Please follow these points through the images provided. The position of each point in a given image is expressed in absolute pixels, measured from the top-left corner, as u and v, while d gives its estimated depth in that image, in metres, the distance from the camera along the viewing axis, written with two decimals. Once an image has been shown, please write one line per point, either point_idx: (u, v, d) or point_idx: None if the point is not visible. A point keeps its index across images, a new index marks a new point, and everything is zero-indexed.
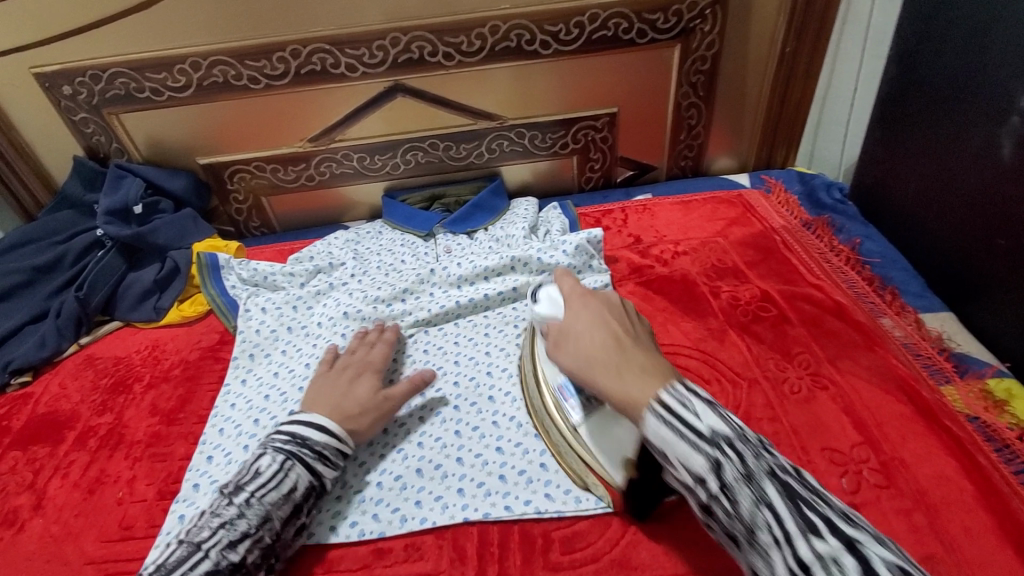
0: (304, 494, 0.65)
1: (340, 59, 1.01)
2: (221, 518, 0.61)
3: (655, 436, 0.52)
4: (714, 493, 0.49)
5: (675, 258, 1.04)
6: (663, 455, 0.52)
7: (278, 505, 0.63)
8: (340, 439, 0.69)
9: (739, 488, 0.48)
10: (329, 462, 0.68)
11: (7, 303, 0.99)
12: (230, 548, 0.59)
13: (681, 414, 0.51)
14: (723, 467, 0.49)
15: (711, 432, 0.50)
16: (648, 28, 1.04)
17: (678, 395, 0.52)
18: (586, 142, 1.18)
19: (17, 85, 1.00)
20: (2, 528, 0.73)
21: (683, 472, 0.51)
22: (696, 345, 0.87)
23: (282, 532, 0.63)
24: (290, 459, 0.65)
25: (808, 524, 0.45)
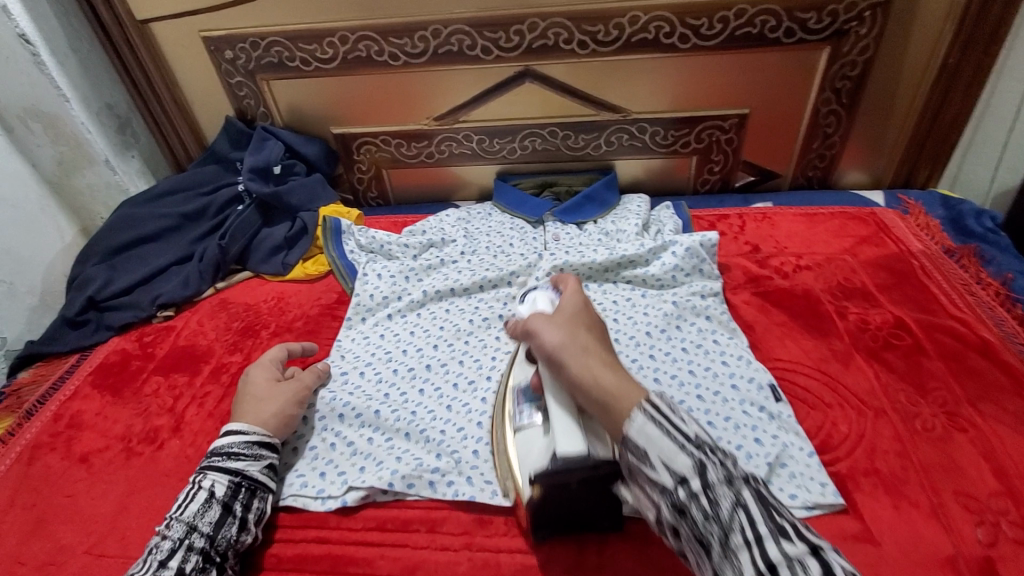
0: (228, 493, 0.66)
1: (477, 41, 1.03)
2: (155, 547, 0.62)
3: (639, 436, 0.49)
4: (694, 492, 0.46)
5: (798, 272, 0.98)
6: (644, 456, 0.48)
7: (201, 513, 0.63)
8: (247, 432, 0.69)
9: (721, 489, 0.45)
10: (243, 457, 0.68)
11: (158, 243, 1.09)
12: (161, 566, 0.59)
13: (670, 416, 0.49)
14: (708, 469, 0.46)
15: (695, 437, 0.48)
16: (797, 27, 0.99)
17: (667, 401, 0.51)
18: (710, 143, 1.14)
19: (188, 47, 1.11)
20: (144, 443, 0.80)
21: (663, 473, 0.47)
22: (818, 366, 0.82)
23: (218, 534, 0.63)
24: (204, 471, 0.67)
25: (777, 526, 0.43)
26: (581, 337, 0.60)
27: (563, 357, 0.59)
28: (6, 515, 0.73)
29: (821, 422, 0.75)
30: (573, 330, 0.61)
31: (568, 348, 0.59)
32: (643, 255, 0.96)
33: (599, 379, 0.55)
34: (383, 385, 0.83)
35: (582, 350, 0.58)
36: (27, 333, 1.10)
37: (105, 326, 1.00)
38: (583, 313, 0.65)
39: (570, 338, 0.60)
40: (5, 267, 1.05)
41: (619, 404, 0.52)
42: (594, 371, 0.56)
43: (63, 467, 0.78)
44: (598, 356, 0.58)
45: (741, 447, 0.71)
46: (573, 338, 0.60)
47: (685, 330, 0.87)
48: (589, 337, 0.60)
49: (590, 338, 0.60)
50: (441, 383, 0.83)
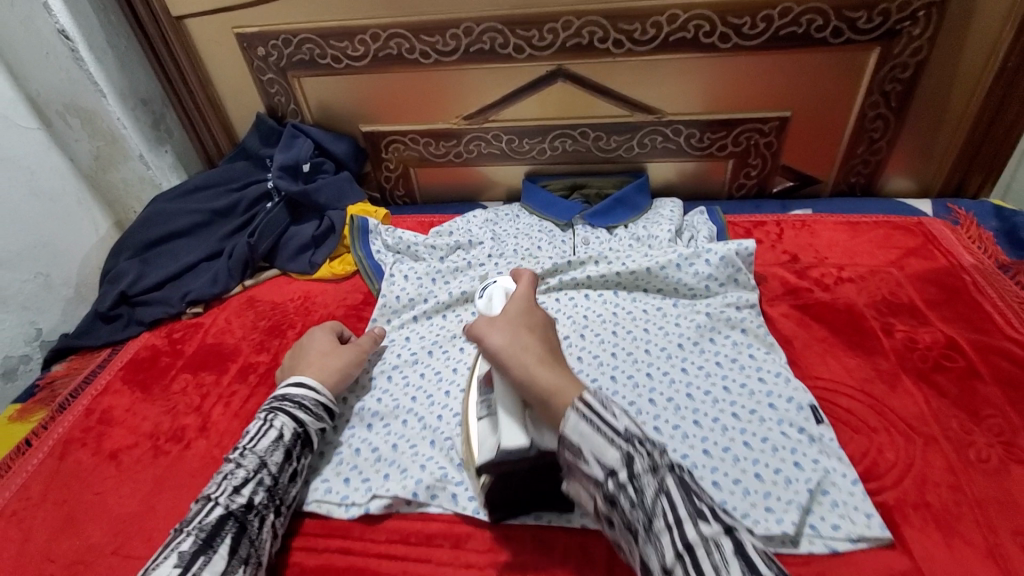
0: (292, 439, 0.69)
1: (509, 40, 1.01)
2: (226, 473, 0.65)
3: (573, 432, 0.51)
4: (622, 483, 0.49)
5: (839, 284, 0.94)
6: (578, 452, 0.51)
7: (271, 450, 0.67)
8: (316, 390, 0.74)
9: (646, 479, 0.48)
10: (310, 411, 0.73)
11: (188, 240, 1.10)
12: (236, 492, 0.63)
13: (600, 412, 0.51)
14: (634, 460, 0.49)
15: (625, 431, 0.50)
16: (847, 27, 0.94)
17: (600, 398, 0.52)
18: (748, 146, 1.10)
19: (220, 44, 1.11)
20: (172, 442, 0.81)
21: (595, 466, 0.50)
22: (860, 387, 0.78)
23: (280, 476, 0.67)
24: (275, 411, 0.70)
25: (696, 510, 0.46)
26: (522, 337, 0.60)
27: (504, 359, 0.59)
28: (39, 509, 0.74)
29: (865, 448, 0.72)
30: (517, 331, 0.60)
31: (508, 351, 0.59)
32: (675, 260, 0.92)
33: (539, 378, 0.56)
34: (411, 390, 0.82)
35: (522, 351, 0.58)
36: (61, 325, 1.12)
37: (136, 321, 1.01)
38: (526, 313, 0.64)
39: (512, 340, 0.59)
40: (41, 260, 1.07)
41: (557, 401, 0.54)
42: (533, 370, 0.56)
43: (94, 463, 0.79)
44: (537, 356, 0.58)
45: (780, 470, 0.68)
46: (514, 339, 0.60)
47: (719, 343, 0.84)
48: (530, 335, 0.60)
49: (532, 338, 0.60)
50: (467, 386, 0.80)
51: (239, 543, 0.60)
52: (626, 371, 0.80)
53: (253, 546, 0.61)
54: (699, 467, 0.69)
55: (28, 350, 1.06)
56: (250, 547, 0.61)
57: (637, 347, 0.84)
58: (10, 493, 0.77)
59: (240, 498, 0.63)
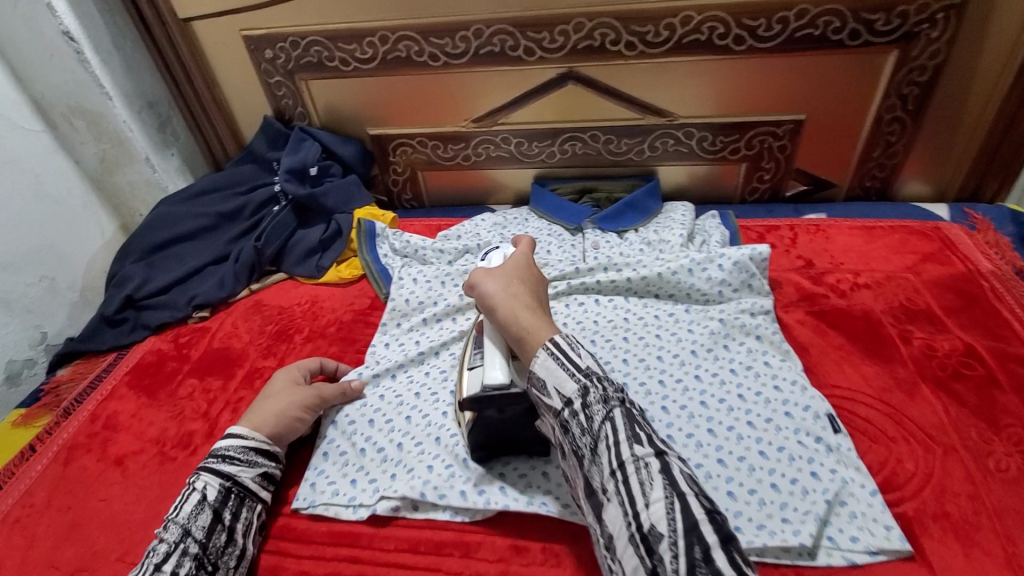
0: (218, 498, 0.65)
1: (520, 42, 1.00)
2: (149, 552, 0.60)
3: (540, 368, 0.59)
4: (575, 411, 0.56)
5: (855, 290, 0.92)
6: (542, 385, 0.58)
7: (195, 515, 0.63)
8: (246, 436, 0.70)
9: (596, 408, 0.56)
10: (237, 461, 0.68)
11: (194, 243, 1.09)
12: (156, 570, 0.58)
13: (566, 352, 0.59)
14: (589, 392, 0.56)
15: (585, 370, 0.58)
16: (864, 29, 0.92)
17: (568, 339, 0.61)
18: (761, 150, 1.08)
19: (228, 47, 1.10)
20: (177, 448, 0.79)
21: (555, 396, 0.58)
22: (879, 396, 0.77)
23: (210, 541, 0.62)
24: (196, 473, 0.66)
25: (634, 435, 0.54)
26: (513, 287, 0.68)
27: (493, 303, 0.66)
28: (43, 516, 0.73)
29: (884, 458, 0.70)
30: (510, 283, 0.69)
31: (499, 297, 0.67)
32: (687, 265, 0.90)
33: (520, 320, 0.63)
34: (414, 386, 0.81)
35: (511, 296, 0.66)
36: (67, 329, 1.12)
37: (142, 325, 1.00)
38: (521, 270, 0.72)
39: (503, 290, 0.67)
40: (47, 263, 1.07)
41: (531, 341, 0.61)
42: (517, 315, 0.64)
43: (98, 469, 0.78)
44: (524, 303, 0.66)
45: (796, 481, 0.67)
46: (505, 288, 0.68)
47: (733, 350, 0.82)
48: (522, 289, 0.68)
49: (522, 290, 0.68)
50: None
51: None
52: (638, 377, 0.79)
53: None
54: (714, 477, 0.68)
55: (33, 354, 1.05)
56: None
57: (650, 353, 0.82)
58: (13, 500, 0.76)
59: None
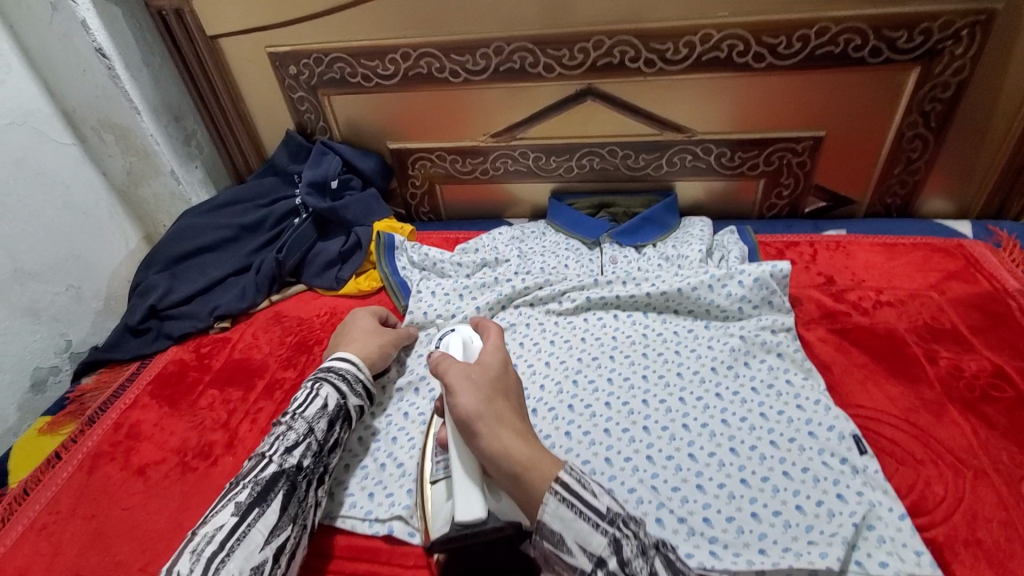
0: (336, 410, 0.70)
1: (540, 59, 1.01)
2: (276, 435, 0.67)
3: (554, 521, 0.50)
4: (612, 572, 0.47)
5: (878, 308, 0.91)
6: (561, 541, 0.50)
7: (318, 417, 0.68)
8: (359, 367, 0.76)
9: (637, 563, 0.48)
10: (351, 385, 0.74)
11: (216, 253, 1.10)
12: (287, 454, 0.65)
13: (582, 494, 0.51)
14: (622, 546, 0.49)
15: (608, 512, 0.50)
16: (886, 46, 0.92)
17: (582, 476, 0.52)
18: (780, 166, 1.08)
19: (253, 62, 1.13)
20: (199, 458, 0.80)
21: (581, 556, 0.49)
22: (905, 417, 0.76)
23: (325, 443, 0.68)
24: (318, 383, 0.71)
25: None
26: (496, 405, 0.59)
27: (475, 425, 0.57)
28: (67, 523, 0.74)
29: (911, 481, 0.69)
30: (492, 397, 0.60)
31: (480, 414, 0.58)
32: (707, 281, 0.90)
33: (511, 453, 0.55)
34: None
35: (495, 419, 0.58)
36: (91, 337, 1.13)
37: (164, 335, 1.01)
38: (500, 376, 0.63)
39: (486, 407, 0.58)
40: (73, 273, 1.09)
41: (534, 477, 0.53)
42: (507, 444, 0.56)
43: (121, 478, 0.79)
44: (510, 427, 0.58)
45: (822, 503, 0.65)
46: (487, 406, 0.58)
47: (754, 368, 0.82)
48: (504, 403, 0.60)
49: (505, 407, 0.60)
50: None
51: (289, 502, 0.62)
52: (658, 395, 0.79)
53: (299, 507, 0.63)
54: (738, 498, 0.67)
55: (58, 361, 1.07)
56: (298, 507, 0.63)
57: (669, 370, 0.82)
58: (39, 507, 0.77)
59: (290, 460, 0.64)
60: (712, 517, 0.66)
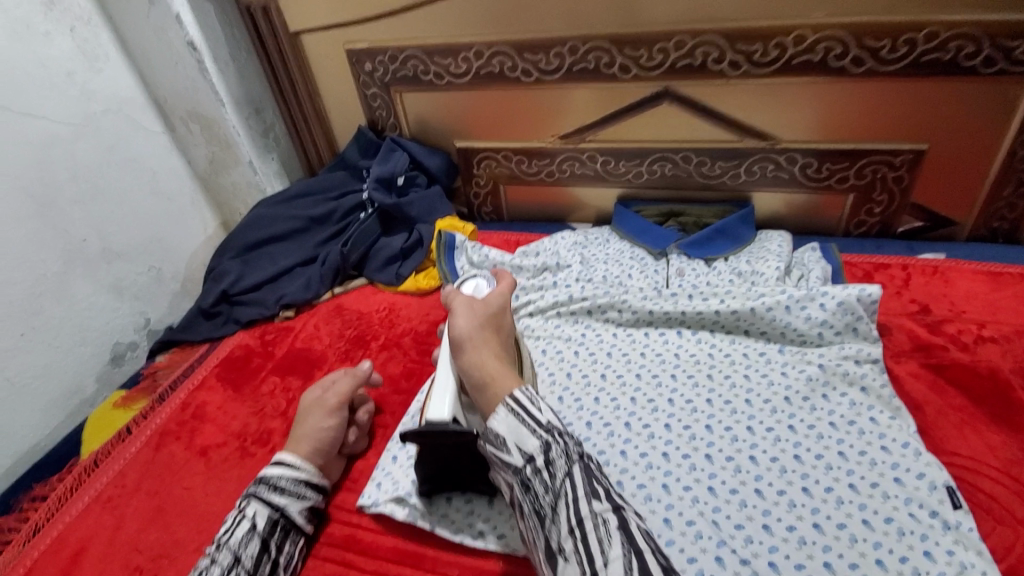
0: (267, 528, 0.65)
1: (616, 59, 0.97)
2: (198, 571, 0.60)
3: (500, 425, 0.56)
4: (538, 468, 0.54)
5: (980, 344, 0.82)
6: (501, 443, 0.55)
7: (245, 542, 0.62)
8: (297, 467, 0.70)
9: (559, 463, 0.53)
10: (287, 493, 0.68)
11: (285, 243, 1.13)
12: None
13: (527, 406, 0.56)
14: (551, 448, 0.54)
15: (547, 424, 0.55)
16: (1000, 57, 0.82)
17: (530, 393, 0.58)
18: (873, 180, 0.99)
19: (331, 57, 1.15)
20: (257, 444, 0.83)
21: (515, 454, 0.55)
22: (1007, 470, 0.68)
23: (256, 572, 0.62)
24: (245, 500, 0.66)
25: (591, 490, 0.52)
26: (483, 331, 0.66)
27: (462, 342, 0.64)
28: (133, 497, 0.78)
29: (1009, 543, 0.62)
30: (482, 325, 0.66)
31: (469, 334, 0.64)
32: (785, 302, 0.83)
33: (485, 366, 0.62)
34: None
35: (480, 342, 0.64)
36: (167, 317, 1.20)
37: (233, 320, 1.06)
38: (498, 312, 0.70)
39: (476, 331, 0.65)
40: (155, 255, 1.15)
41: (496, 389, 0.59)
42: (484, 359, 0.62)
43: (185, 457, 0.82)
44: (491, 350, 0.64)
45: (907, 560, 0.59)
46: (476, 330, 0.65)
47: (834, 401, 0.75)
48: (491, 333, 0.66)
49: (493, 337, 0.66)
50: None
51: None
52: (723, 421, 0.74)
53: None
54: (809, 544, 0.61)
55: (136, 338, 1.14)
56: None
57: (737, 396, 0.77)
58: (110, 477, 0.81)
59: None
60: (779, 562, 0.60)
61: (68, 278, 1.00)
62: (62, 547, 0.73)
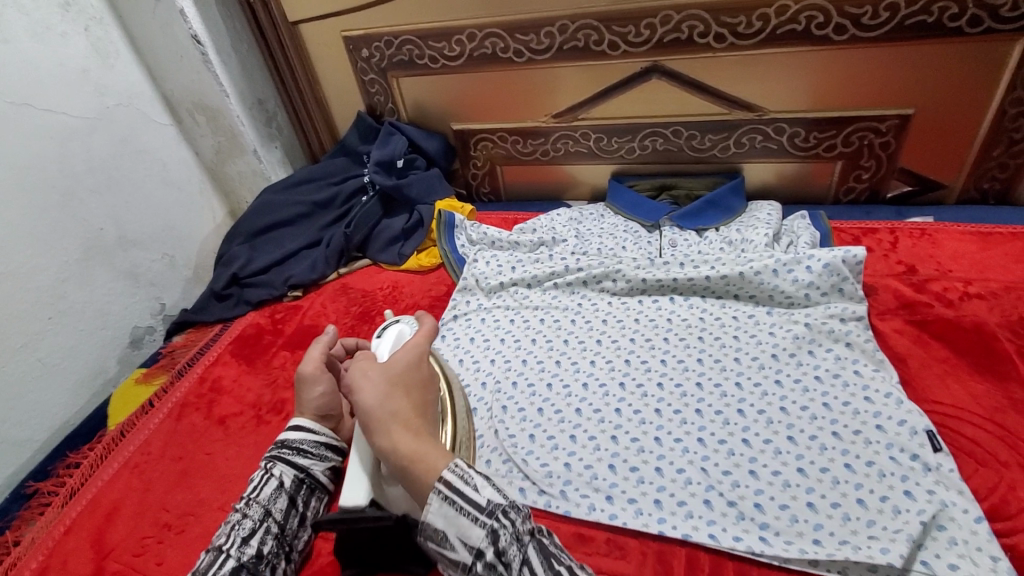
0: (293, 486, 0.68)
1: (605, 36, 1.00)
2: (231, 524, 0.63)
3: (437, 518, 0.51)
4: (490, 562, 0.48)
5: (965, 300, 0.84)
6: (444, 539, 0.51)
7: (274, 499, 0.65)
8: (316, 431, 0.72)
9: (511, 550, 0.48)
10: (310, 454, 0.71)
11: (291, 228, 1.18)
12: (244, 544, 0.61)
13: (461, 488, 0.51)
14: (498, 535, 0.49)
15: (488, 505, 0.50)
16: (985, 15, 0.84)
17: (460, 472, 0.53)
18: (860, 147, 1.02)
19: (329, 45, 1.18)
20: (271, 413, 0.87)
21: (462, 549, 0.50)
22: (990, 416, 0.71)
23: (286, 523, 0.66)
24: (271, 461, 0.68)
25: (551, 569, 0.47)
26: (395, 401, 0.59)
27: (372, 423, 0.58)
28: (158, 463, 0.83)
29: (992, 483, 0.64)
30: (390, 391, 0.59)
31: (375, 412, 0.58)
32: (772, 266, 0.86)
33: (397, 445, 0.55)
34: (511, 374, 0.82)
35: (390, 415, 0.57)
36: (182, 302, 1.25)
37: (244, 301, 1.10)
38: (411, 369, 0.63)
39: (382, 403, 0.58)
40: (168, 242, 1.20)
41: (420, 471, 0.54)
42: (393, 437, 0.56)
43: (204, 426, 0.87)
44: (404, 418, 0.58)
45: (886, 499, 0.62)
46: (382, 401, 0.58)
47: (819, 356, 0.77)
48: (404, 395, 0.60)
49: (405, 402, 0.59)
50: (536, 381, 0.81)
51: None
52: (712, 378, 0.77)
53: None
54: (793, 486, 0.65)
55: (153, 322, 1.19)
56: None
57: (726, 354, 0.80)
58: (136, 446, 0.86)
59: (247, 551, 0.61)
60: (765, 503, 0.64)
61: (89, 266, 1.05)
62: (96, 508, 0.78)
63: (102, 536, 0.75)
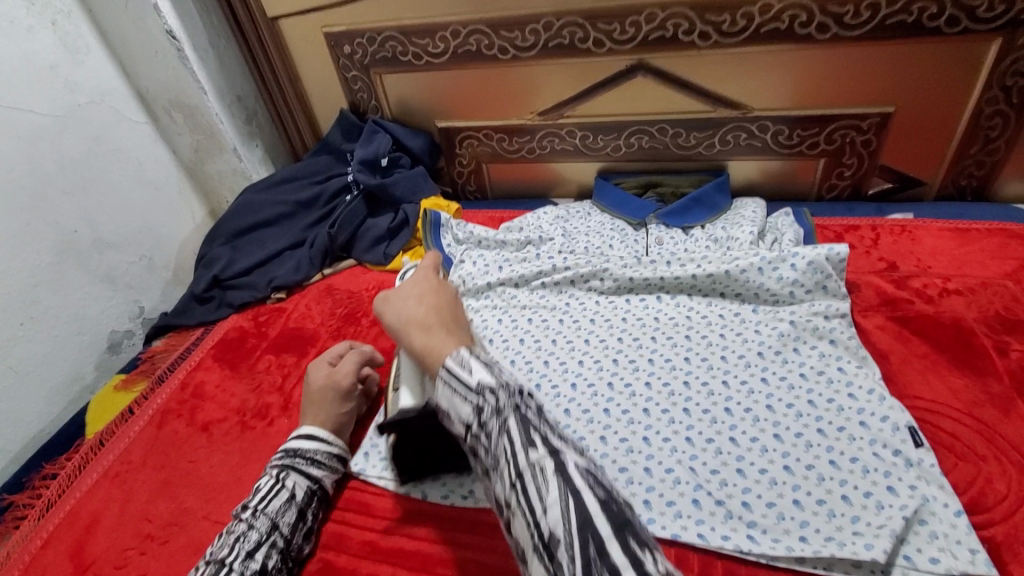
0: (304, 498, 0.68)
1: (590, 34, 0.99)
2: (235, 534, 0.61)
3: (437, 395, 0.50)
4: (475, 433, 0.47)
5: (944, 296, 0.86)
6: (443, 413, 0.50)
7: (283, 511, 0.65)
8: (329, 443, 0.73)
9: (490, 423, 0.46)
10: (322, 466, 0.71)
11: (274, 228, 1.15)
12: (249, 557, 0.60)
13: (455, 373, 0.50)
14: (482, 408, 0.47)
15: (477, 385, 0.48)
16: (965, 15, 0.85)
17: (460, 356, 0.51)
18: (842, 144, 1.03)
19: (310, 41, 1.16)
20: (256, 418, 0.86)
21: (455, 422, 0.49)
22: (968, 411, 0.72)
23: (291, 538, 0.65)
24: (285, 471, 0.68)
25: (527, 438, 0.44)
26: (415, 309, 0.61)
27: (398, 333, 0.60)
28: (139, 472, 0.81)
29: (971, 476, 0.66)
30: (411, 303, 0.62)
31: (399, 325, 0.61)
32: (757, 264, 0.86)
33: (415, 342, 0.58)
34: None
35: (410, 321, 0.60)
36: (160, 305, 1.22)
37: (226, 304, 1.08)
38: (432, 285, 0.65)
39: (403, 317, 0.61)
40: (145, 244, 1.17)
41: (431, 360, 0.54)
42: (413, 335, 0.58)
43: (187, 433, 0.85)
44: (422, 320, 0.59)
45: (870, 494, 0.64)
46: (403, 312, 0.61)
47: (804, 354, 0.78)
48: (423, 306, 0.62)
49: (426, 309, 0.61)
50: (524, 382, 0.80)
51: None
52: (700, 377, 0.78)
53: None
54: (780, 484, 0.66)
55: (132, 326, 1.16)
56: None
57: (713, 353, 0.81)
58: (116, 454, 0.84)
59: (252, 564, 0.59)
60: (752, 501, 0.65)
61: (63, 269, 1.02)
62: (75, 520, 0.77)
63: (83, 549, 0.73)
